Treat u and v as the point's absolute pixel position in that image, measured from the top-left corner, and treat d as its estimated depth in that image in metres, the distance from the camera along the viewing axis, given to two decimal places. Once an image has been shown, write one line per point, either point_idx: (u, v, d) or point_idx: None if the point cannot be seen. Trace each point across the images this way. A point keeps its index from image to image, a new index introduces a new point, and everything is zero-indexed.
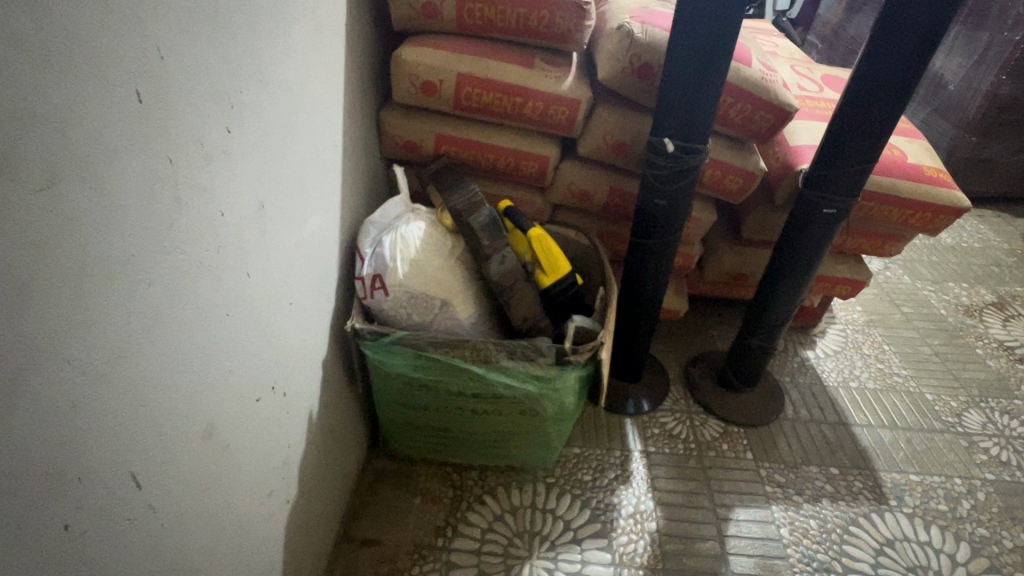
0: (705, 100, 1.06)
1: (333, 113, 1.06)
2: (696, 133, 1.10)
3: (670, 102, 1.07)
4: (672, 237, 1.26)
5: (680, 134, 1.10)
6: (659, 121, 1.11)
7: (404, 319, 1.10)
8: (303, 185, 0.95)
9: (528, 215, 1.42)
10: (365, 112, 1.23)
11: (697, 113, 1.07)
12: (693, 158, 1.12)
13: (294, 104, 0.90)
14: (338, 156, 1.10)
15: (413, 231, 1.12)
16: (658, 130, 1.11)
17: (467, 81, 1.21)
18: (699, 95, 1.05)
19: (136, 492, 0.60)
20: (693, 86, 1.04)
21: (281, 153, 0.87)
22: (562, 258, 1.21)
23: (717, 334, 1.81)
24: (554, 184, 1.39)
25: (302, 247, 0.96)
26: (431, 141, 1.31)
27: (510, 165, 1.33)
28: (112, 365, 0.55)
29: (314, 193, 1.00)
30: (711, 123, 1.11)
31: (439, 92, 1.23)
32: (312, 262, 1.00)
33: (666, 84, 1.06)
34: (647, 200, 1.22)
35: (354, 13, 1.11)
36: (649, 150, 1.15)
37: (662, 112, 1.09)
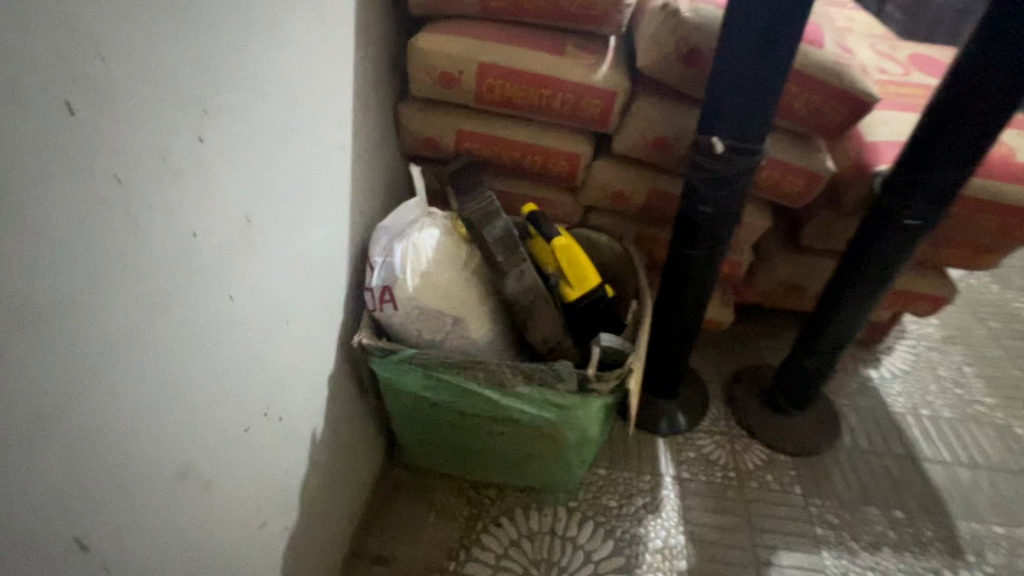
0: (764, 93, 0.90)
1: (340, 112, 0.97)
2: (750, 132, 0.94)
3: (721, 96, 0.92)
4: (717, 248, 1.11)
5: (731, 135, 0.94)
6: (707, 118, 0.96)
7: (414, 336, 1.02)
8: (303, 194, 0.87)
9: (556, 217, 1.30)
10: (380, 108, 1.14)
11: (752, 110, 0.91)
12: (747, 161, 0.96)
13: (290, 105, 0.81)
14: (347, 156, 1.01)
15: (426, 238, 1.03)
16: (706, 128, 0.96)
17: (488, 71, 1.08)
18: (754, 88, 0.89)
19: (75, 544, 0.55)
20: (749, 76, 0.88)
21: (274, 159, 0.79)
22: (591, 272, 1.10)
23: (767, 346, 1.64)
24: (585, 184, 1.26)
25: (302, 261, 0.89)
26: (452, 138, 1.21)
27: (538, 163, 1.21)
28: (41, 412, 0.50)
29: (318, 200, 0.92)
30: (771, 120, 0.94)
31: (458, 84, 1.11)
32: (314, 275, 0.93)
33: (717, 74, 0.91)
34: (690, 207, 1.07)
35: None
36: (694, 151, 1.00)
37: (710, 108, 0.94)
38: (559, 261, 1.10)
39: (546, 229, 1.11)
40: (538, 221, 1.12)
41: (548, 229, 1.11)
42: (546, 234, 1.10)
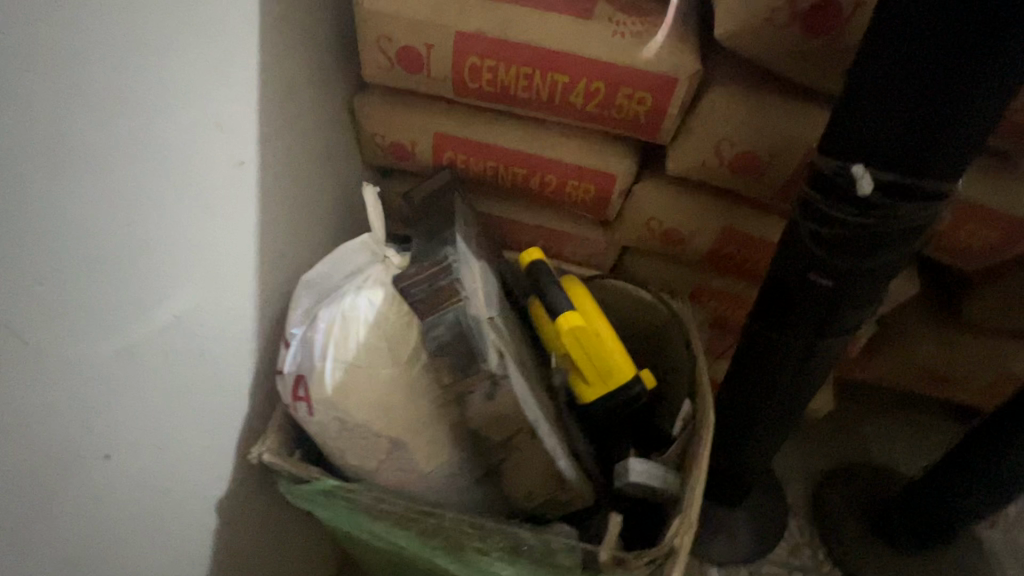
0: (975, 87, 0.45)
1: (224, 111, 0.61)
2: (934, 155, 0.49)
3: (884, 87, 0.48)
4: (831, 338, 0.69)
5: (894, 159, 0.50)
6: (844, 128, 0.52)
7: (336, 457, 0.67)
8: (123, 246, 0.52)
9: (579, 259, 0.92)
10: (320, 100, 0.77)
11: (945, 112, 0.47)
12: (914, 208, 0.52)
13: (81, 101, 0.45)
14: (246, 177, 0.67)
15: (361, 306, 0.65)
16: (846, 146, 0.52)
17: (472, 46, 0.69)
18: (958, 68, 0.45)
19: None
20: (951, 43, 0.44)
21: (35, 200, 0.43)
22: (622, 360, 0.72)
23: (874, 437, 1.17)
24: (622, 216, 0.85)
25: (126, 357, 0.55)
26: (427, 146, 0.84)
27: (550, 185, 0.82)
28: None
29: (167, 249, 0.57)
30: (984, 135, 0.49)
31: (426, 67, 0.72)
32: (161, 370, 0.59)
33: (883, 40, 0.47)
34: (794, 273, 0.64)
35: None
36: (815, 184, 0.56)
37: (858, 107, 0.51)
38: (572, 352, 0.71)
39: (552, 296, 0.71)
40: (541, 281, 0.72)
41: (555, 297, 0.71)
42: (552, 304, 0.71)
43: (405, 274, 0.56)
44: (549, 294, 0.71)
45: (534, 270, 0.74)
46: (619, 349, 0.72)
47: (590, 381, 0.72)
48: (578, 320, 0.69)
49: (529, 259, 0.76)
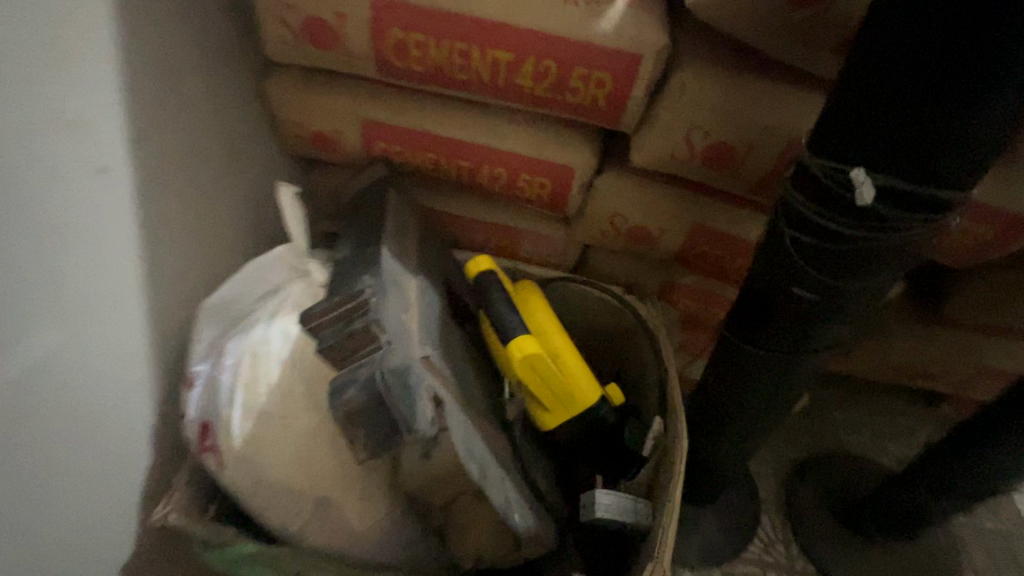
0: (1005, 69, 0.36)
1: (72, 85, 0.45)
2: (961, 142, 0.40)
3: (891, 67, 0.39)
4: (814, 354, 0.61)
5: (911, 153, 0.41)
6: (849, 103, 0.42)
7: (250, 518, 0.57)
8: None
9: (537, 255, 0.83)
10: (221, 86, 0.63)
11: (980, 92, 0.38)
12: (934, 209, 0.43)
13: None
14: (120, 173, 0.51)
15: (274, 340, 0.56)
16: (848, 129, 0.43)
17: (394, 16, 0.56)
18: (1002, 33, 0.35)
19: None
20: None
21: None
22: (585, 379, 0.64)
23: (845, 427, 1.14)
24: (582, 213, 0.75)
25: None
26: (354, 136, 0.71)
27: (499, 179, 0.71)
28: None
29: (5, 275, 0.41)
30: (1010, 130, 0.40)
31: (341, 42, 0.59)
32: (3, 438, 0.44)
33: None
34: (774, 286, 0.56)
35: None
36: (806, 187, 0.47)
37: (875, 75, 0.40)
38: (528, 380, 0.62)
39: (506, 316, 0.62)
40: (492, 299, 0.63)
41: (507, 316, 0.62)
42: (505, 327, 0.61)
43: (314, 313, 0.45)
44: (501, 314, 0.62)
45: (483, 284, 0.65)
46: (579, 367, 0.64)
47: (552, 410, 0.63)
48: (533, 343, 0.60)
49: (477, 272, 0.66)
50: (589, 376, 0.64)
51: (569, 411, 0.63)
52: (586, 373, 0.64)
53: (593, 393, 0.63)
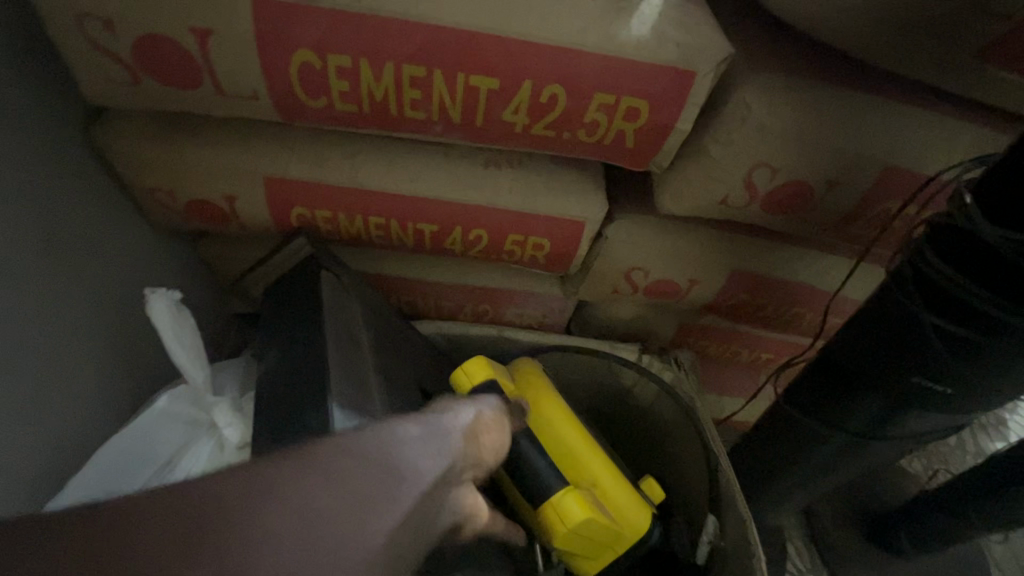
0: None
1: None
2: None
3: None
4: (915, 437, 0.49)
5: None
6: None
7: None
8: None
9: (529, 318, 0.64)
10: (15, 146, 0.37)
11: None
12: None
13: None
14: None
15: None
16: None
17: (296, 30, 0.34)
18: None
19: None
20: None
21: None
22: (630, 505, 0.49)
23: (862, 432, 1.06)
24: (589, 270, 0.57)
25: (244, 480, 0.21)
26: (260, 202, 0.49)
27: (478, 240, 0.52)
28: None
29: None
30: None
31: (212, 76, 0.37)
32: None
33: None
34: (893, 371, 0.42)
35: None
36: (965, 263, 0.34)
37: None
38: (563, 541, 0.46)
39: (534, 463, 0.47)
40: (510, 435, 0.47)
41: (537, 461, 0.47)
42: (533, 477, 0.47)
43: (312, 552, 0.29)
44: (529, 458, 0.47)
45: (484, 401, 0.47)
46: (619, 491, 0.49)
47: (593, 556, 0.48)
48: (578, 504, 0.45)
49: (468, 383, 0.48)
50: (634, 500, 0.49)
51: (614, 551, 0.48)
52: (631, 496, 0.49)
53: (642, 521, 0.48)
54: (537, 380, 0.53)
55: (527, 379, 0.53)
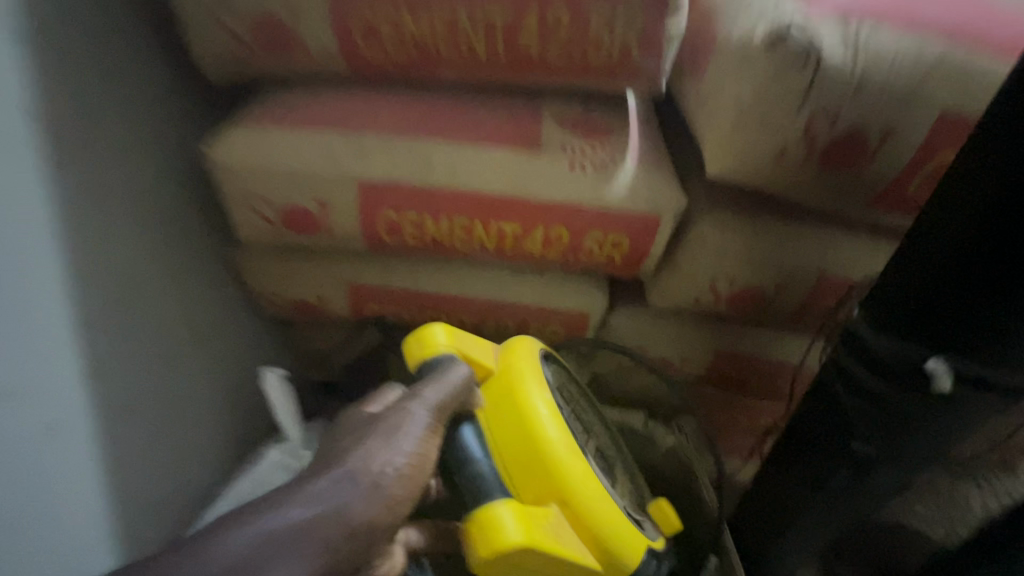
0: None
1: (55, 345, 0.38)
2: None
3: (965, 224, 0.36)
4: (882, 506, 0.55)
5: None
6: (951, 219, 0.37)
7: None
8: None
9: None
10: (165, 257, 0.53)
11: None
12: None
13: None
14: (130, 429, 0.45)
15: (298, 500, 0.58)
16: (983, 235, 0.35)
17: (385, 198, 0.51)
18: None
19: None
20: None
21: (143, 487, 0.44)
22: (617, 534, 0.41)
23: None
24: (598, 348, 0.70)
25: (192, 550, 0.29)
26: (345, 301, 0.65)
27: (508, 327, 0.66)
28: None
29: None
30: None
31: (326, 226, 0.54)
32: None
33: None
34: (834, 445, 0.50)
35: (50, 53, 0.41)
36: (860, 358, 0.44)
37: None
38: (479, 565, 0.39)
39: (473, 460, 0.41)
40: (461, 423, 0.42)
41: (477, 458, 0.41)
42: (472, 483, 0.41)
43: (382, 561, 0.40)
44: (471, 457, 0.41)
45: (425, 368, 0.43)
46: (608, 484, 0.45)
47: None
48: (515, 521, 0.38)
49: (423, 347, 0.45)
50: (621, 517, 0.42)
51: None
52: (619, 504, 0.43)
53: (633, 562, 0.41)
54: (532, 368, 0.44)
55: (513, 389, 0.43)
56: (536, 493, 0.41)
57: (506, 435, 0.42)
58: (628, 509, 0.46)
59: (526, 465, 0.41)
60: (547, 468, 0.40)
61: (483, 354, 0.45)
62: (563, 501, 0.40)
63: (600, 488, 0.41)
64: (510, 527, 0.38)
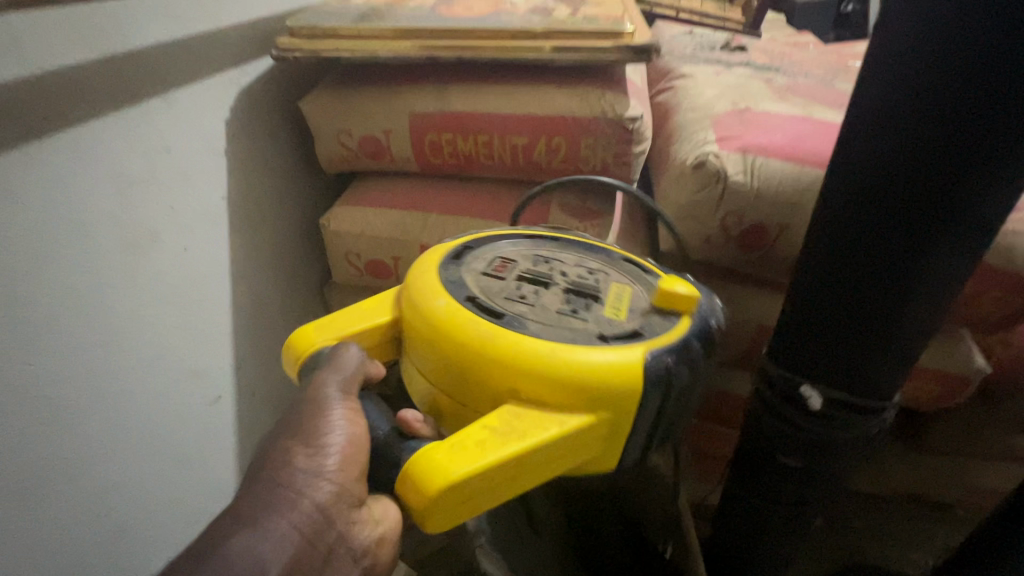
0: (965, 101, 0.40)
1: (197, 339, 0.62)
2: (959, 233, 0.44)
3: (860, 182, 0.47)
4: (812, 504, 0.73)
5: (914, 263, 0.46)
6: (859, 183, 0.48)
7: None
8: (19, 401, 0.44)
9: None
10: (273, 287, 0.76)
11: (980, 182, 0.42)
12: (923, 339, 0.51)
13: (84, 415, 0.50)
14: (223, 405, 0.66)
15: None
16: (843, 265, 0.50)
17: None
18: (1011, 119, 0.39)
19: None
20: (999, 105, 0.39)
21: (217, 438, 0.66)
22: (585, 376, 0.39)
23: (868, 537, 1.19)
24: None
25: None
26: None
27: None
28: None
29: (98, 408, 0.51)
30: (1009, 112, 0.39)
31: (395, 273, 0.76)
32: (68, 550, 0.49)
33: (897, 113, 0.43)
34: (766, 453, 0.68)
35: (231, 153, 0.66)
36: (767, 388, 0.60)
37: (872, 196, 0.46)
38: (462, 513, 0.37)
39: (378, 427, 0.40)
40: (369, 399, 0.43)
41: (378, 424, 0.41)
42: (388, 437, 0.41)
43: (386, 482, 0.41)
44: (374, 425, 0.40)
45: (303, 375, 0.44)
46: (572, 334, 0.42)
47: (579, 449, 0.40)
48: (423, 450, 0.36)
49: (301, 351, 0.45)
50: (579, 359, 0.39)
51: (620, 425, 0.41)
52: (583, 344, 0.41)
53: (639, 385, 0.40)
54: (423, 271, 0.47)
55: (411, 312, 0.45)
56: (478, 393, 0.41)
57: (426, 362, 0.43)
58: (613, 336, 0.43)
59: (447, 368, 0.41)
60: (460, 358, 0.41)
61: (371, 313, 0.48)
62: (510, 387, 0.40)
63: (542, 348, 0.40)
64: (444, 468, 0.35)
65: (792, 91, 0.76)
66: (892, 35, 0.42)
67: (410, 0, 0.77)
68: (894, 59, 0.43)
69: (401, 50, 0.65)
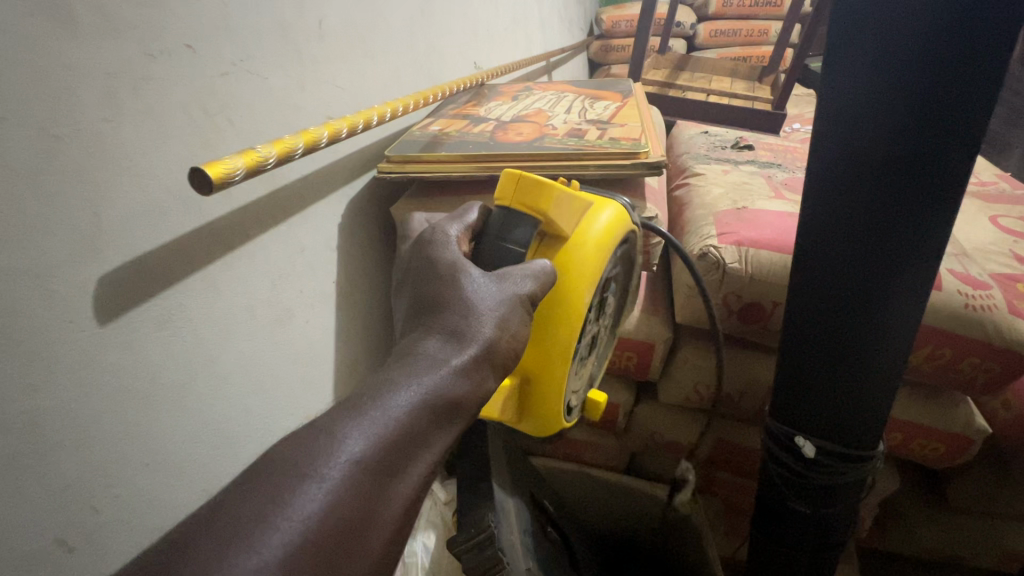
0: (915, 162, 0.54)
1: (314, 390, 0.81)
2: (914, 267, 0.58)
3: (837, 225, 0.61)
4: (830, 553, 0.80)
5: (863, 318, 0.61)
6: (835, 228, 0.61)
7: None
8: (207, 430, 0.63)
9: (600, 462, 1.06)
10: (364, 348, 0.95)
11: (889, 266, 0.58)
12: (889, 381, 0.64)
13: (246, 447, 0.69)
14: None
15: (419, 548, 0.87)
16: (806, 317, 0.66)
17: None
18: (919, 213, 0.55)
19: None
20: (888, 226, 0.57)
21: None
22: (557, 410, 0.61)
23: None
24: (631, 430, 1.01)
25: (360, 394, 0.39)
26: None
27: None
28: None
29: (253, 440, 0.70)
30: (943, 172, 0.53)
31: None
32: None
33: (860, 175, 0.57)
34: (778, 501, 0.78)
35: (340, 249, 0.87)
36: (772, 441, 0.75)
37: (832, 245, 0.62)
38: None
39: None
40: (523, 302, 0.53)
41: None
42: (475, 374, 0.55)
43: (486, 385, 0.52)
44: None
45: (507, 218, 0.59)
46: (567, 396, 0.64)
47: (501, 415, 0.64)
48: None
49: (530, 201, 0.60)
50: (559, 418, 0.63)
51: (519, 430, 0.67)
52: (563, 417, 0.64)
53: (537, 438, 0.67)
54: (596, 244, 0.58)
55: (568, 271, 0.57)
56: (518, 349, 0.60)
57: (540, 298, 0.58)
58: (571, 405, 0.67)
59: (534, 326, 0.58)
60: (557, 328, 0.57)
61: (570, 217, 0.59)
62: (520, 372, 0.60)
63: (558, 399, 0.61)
64: None
65: (788, 188, 0.91)
66: (848, 121, 0.57)
67: (474, 127, 1.00)
68: (816, 185, 0.62)
69: (469, 171, 0.87)
